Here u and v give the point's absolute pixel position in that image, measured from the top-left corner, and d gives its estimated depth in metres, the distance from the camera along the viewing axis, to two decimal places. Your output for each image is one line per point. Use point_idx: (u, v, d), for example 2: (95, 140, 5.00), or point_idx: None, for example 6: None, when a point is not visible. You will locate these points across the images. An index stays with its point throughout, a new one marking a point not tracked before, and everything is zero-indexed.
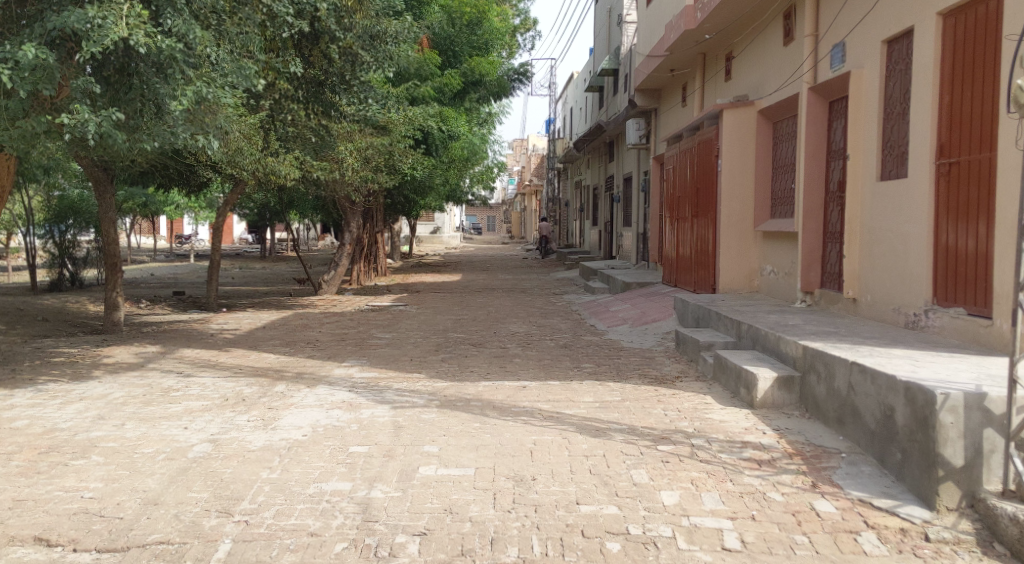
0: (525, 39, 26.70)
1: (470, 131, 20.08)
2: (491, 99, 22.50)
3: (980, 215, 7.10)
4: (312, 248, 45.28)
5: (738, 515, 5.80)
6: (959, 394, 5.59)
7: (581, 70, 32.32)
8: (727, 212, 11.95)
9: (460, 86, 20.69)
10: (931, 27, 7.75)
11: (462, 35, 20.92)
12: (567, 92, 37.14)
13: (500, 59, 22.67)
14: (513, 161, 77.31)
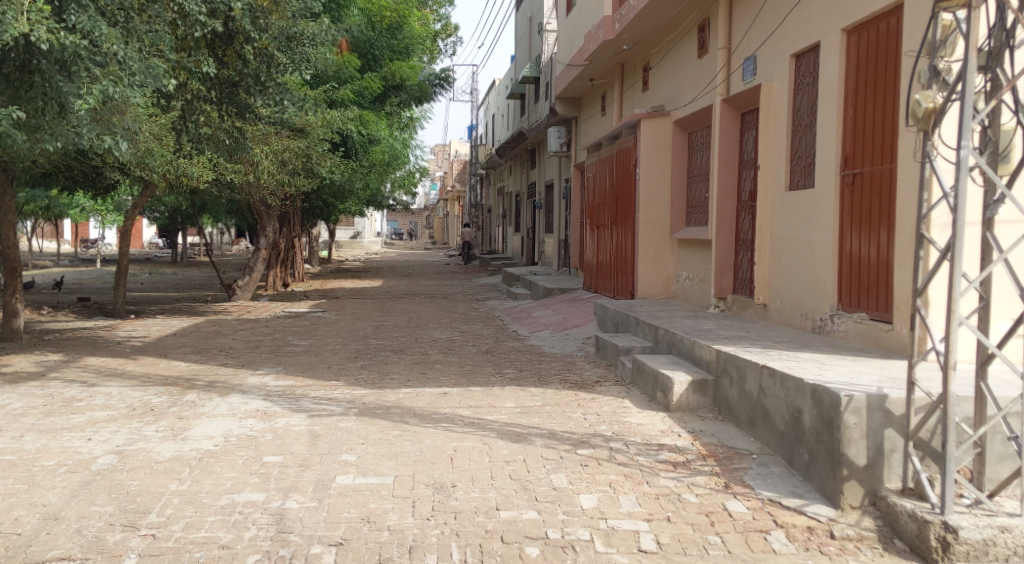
0: (446, 45, 26.73)
1: (390, 135, 20.10)
2: (412, 104, 22.43)
3: (881, 224, 7.37)
4: (226, 253, 44.48)
5: (654, 516, 5.92)
6: (862, 396, 5.80)
7: (502, 77, 32.50)
8: (645, 219, 12.16)
9: (381, 90, 20.63)
10: (837, 43, 8.04)
11: (382, 39, 20.90)
12: (489, 99, 37.31)
13: (420, 63, 22.64)
14: (437, 166, 77.17)
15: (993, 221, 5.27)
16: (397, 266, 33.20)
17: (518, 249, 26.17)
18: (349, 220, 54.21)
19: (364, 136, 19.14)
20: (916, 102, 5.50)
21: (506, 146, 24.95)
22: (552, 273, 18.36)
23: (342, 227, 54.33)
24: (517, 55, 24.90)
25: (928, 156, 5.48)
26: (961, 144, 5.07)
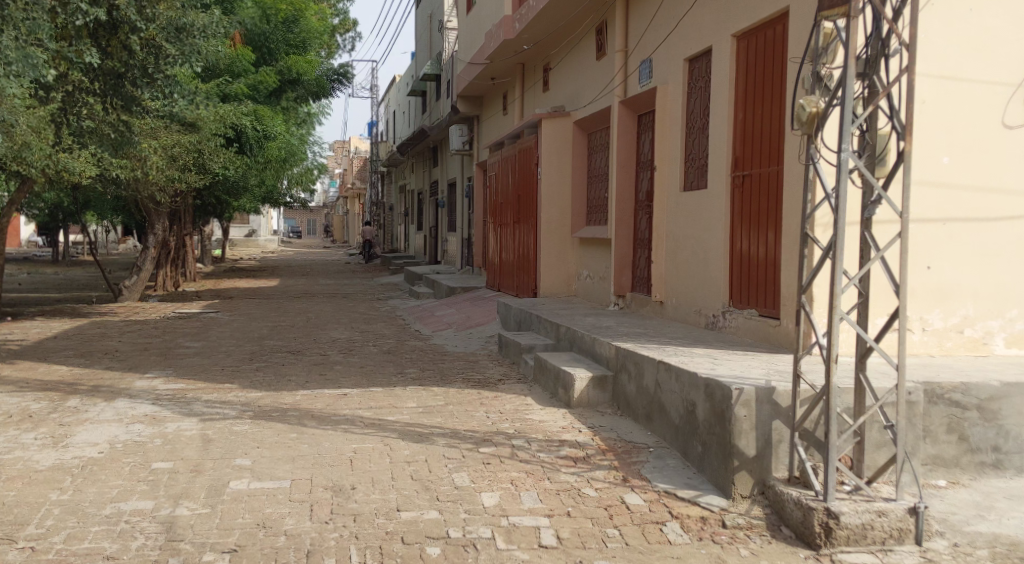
0: (344, 40, 26.43)
1: (287, 131, 19.69)
2: (310, 99, 22.07)
3: (769, 224, 7.62)
4: (111, 251, 43.07)
5: (555, 512, 5.99)
6: (752, 389, 5.97)
7: (403, 75, 32.30)
8: (546, 218, 12.27)
9: (276, 85, 20.35)
10: (728, 49, 8.28)
11: (277, 32, 20.54)
12: (388, 96, 37.08)
13: (319, 59, 22.33)
14: (335, 162, 76.11)
15: (871, 221, 5.51)
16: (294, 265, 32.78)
17: (421, 248, 26.08)
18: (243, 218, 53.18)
19: (259, 132, 18.84)
20: (800, 106, 5.68)
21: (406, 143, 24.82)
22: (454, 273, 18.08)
23: (236, 225, 53.02)
24: (417, 52, 24.83)
25: (813, 159, 5.66)
26: (841, 148, 5.25)
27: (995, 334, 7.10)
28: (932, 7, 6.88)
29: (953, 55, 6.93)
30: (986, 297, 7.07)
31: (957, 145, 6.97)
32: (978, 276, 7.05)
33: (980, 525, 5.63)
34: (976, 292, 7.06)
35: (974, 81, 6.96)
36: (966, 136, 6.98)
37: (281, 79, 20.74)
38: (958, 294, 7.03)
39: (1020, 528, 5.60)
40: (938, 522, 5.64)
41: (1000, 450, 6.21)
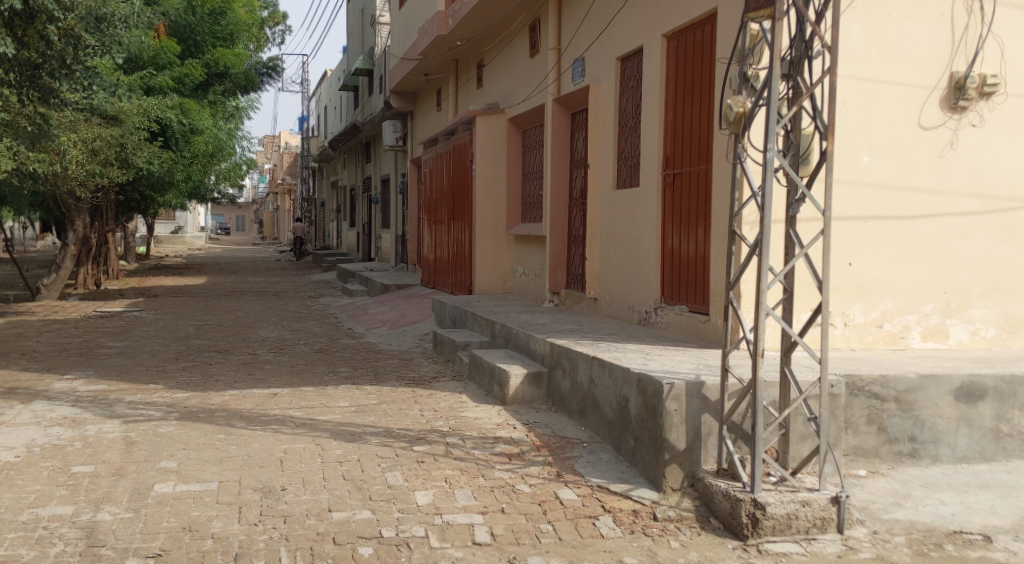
0: (274, 33, 26.06)
1: (214, 125, 19.40)
2: (237, 92, 21.80)
3: (698, 221, 7.71)
4: (28, 248, 41.79)
5: (489, 509, 5.98)
6: (682, 383, 6.03)
7: (335, 70, 31.97)
8: (481, 215, 12.25)
9: (202, 78, 19.99)
10: (658, 49, 8.36)
11: (203, 24, 20.14)
12: (319, 91, 36.67)
13: (246, 51, 22.10)
14: (265, 156, 74.86)
15: (795, 219, 5.61)
16: (222, 262, 32.19)
17: (354, 245, 25.84)
18: (171, 215, 52.10)
19: (185, 125, 18.50)
20: (728, 106, 5.74)
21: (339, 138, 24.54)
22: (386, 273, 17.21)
23: (161, 220, 51.63)
24: (349, 46, 24.57)
25: (739, 158, 5.73)
26: (767, 147, 5.33)
27: (913, 328, 7.28)
28: (853, 11, 7.02)
29: (873, 57, 7.08)
30: (904, 291, 7.26)
31: (877, 145, 7.14)
32: (896, 272, 7.23)
33: (897, 512, 5.78)
34: (894, 287, 7.23)
35: (893, 83, 7.12)
36: (886, 136, 7.14)
37: (208, 71, 20.41)
38: (878, 289, 7.20)
39: (935, 514, 5.76)
40: (858, 511, 5.78)
41: (916, 439, 6.38)
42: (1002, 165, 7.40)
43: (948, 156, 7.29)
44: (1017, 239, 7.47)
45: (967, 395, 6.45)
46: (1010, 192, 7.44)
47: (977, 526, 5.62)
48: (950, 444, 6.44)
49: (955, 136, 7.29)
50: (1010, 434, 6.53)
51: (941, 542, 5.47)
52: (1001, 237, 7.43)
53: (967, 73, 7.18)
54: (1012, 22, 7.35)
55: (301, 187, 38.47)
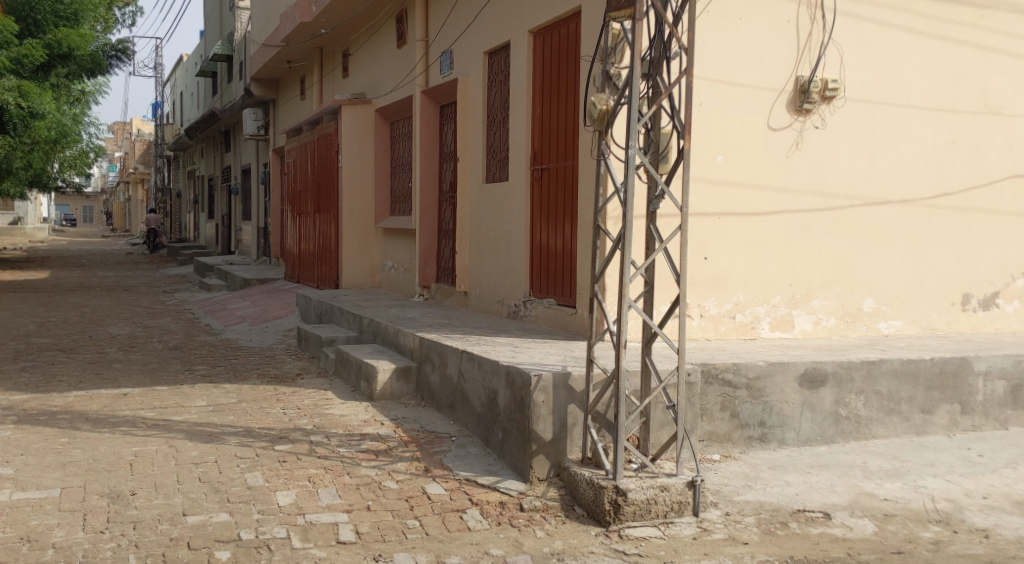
0: (124, 15, 24.88)
1: (55, 109, 18.41)
2: (82, 76, 20.74)
3: (566, 216, 7.74)
4: None
5: (354, 507, 5.82)
6: (549, 374, 6.02)
7: (190, 56, 30.78)
8: (348, 209, 12.00)
9: (43, 59, 18.91)
10: (524, 44, 8.34)
11: (44, 2, 19.05)
12: (174, 77, 35.27)
13: (92, 32, 21.04)
14: (114, 144, 71.38)
15: (656, 215, 5.70)
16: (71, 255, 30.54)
17: (213, 239, 24.98)
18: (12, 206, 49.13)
19: (24, 109, 17.47)
20: (592, 103, 5.74)
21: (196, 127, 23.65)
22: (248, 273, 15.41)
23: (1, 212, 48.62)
24: (206, 30, 23.68)
25: (603, 155, 5.74)
26: (629, 145, 5.35)
27: (762, 319, 7.49)
28: (707, 14, 7.16)
29: (728, 58, 7.25)
30: (755, 284, 7.46)
31: (730, 145, 7.31)
32: (747, 266, 7.43)
33: (748, 494, 5.94)
34: (745, 280, 7.43)
35: (745, 86, 7.32)
36: (738, 137, 7.33)
37: (50, 52, 19.33)
38: (730, 282, 7.38)
39: (782, 494, 5.95)
40: (711, 493, 5.91)
41: (765, 424, 6.58)
42: (843, 165, 7.70)
43: (794, 156, 7.54)
44: (855, 234, 7.78)
45: (810, 381, 6.68)
46: (850, 191, 7.74)
47: (818, 504, 5.83)
48: (796, 428, 6.67)
49: (800, 137, 7.53)
50: (848, 417, 6.81)
51: (786, 520, 5.63)
52: (840, 232, 7.72)
53: (810, 78, 7.42)
54: (851, 31, 7.64)
55: (155, 177, 36.91)
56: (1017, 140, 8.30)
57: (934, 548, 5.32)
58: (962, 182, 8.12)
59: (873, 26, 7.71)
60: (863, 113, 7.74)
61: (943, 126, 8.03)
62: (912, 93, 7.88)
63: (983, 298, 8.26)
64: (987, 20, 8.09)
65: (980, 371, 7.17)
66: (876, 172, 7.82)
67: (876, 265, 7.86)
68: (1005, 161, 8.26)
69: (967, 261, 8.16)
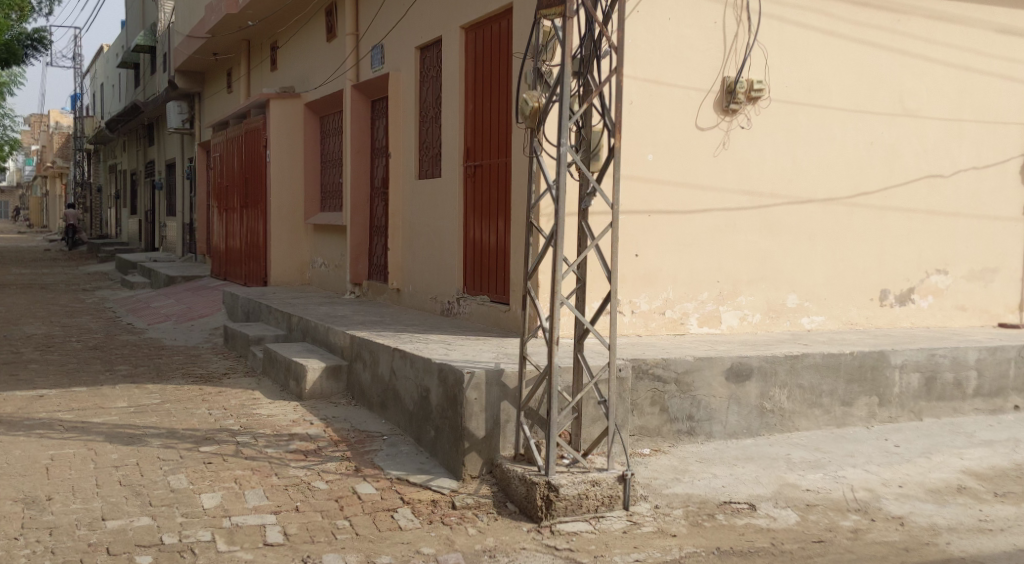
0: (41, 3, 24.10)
1: None
2: None
3: (499, 213, 7.71)
4: None
5: (282, 508, 5.70)
6: (482, 371, 5.98)
7: (110, 47, 29.98)
8: (277, 204, 11.79)
9: None
10: (456, 40, 8.28)
11: None
12: (94, 69, 34.32)
13: (7, 20, 20.32)
14: (31, 137, 69.21)
15: (588, 212, 5.68)
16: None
17: (136, 235, 24.36)
18: None
19: None
20: (523, 100, 5.69)
21: (118, 120, 23.04)
22: (171, 274, 14.68)
23: None
24: (128, 21, 23.07)
25: (535, 152, 5.72)
26: (560, 143, 5.32)
27: (691, 315, 7.56)
28: (636, 13, 7.19)
29: (657, 58, 7.29)
30: (684, 281, 7.52)
31: (659, 143, 7.36)
32: (677, 263, 7.49)
33: (676, 487, 5.98)
34: (675, 277, 7.48)
35: (672, 85, 7.37)
36: (667, 136, 7.39)
37: None
38: (660, 279, 7.42)
39: (709, 487, 6.00)
40: (641, 487, 5.93)
41: (693, 418, 6.64)
42: (769, 164, 7.80)
43: (722, 156, 7.61)
44: (780, 232, 7.89)
45: (736, 375, 6.75)
46: (775, 190, 7.85)
47: (744, 496, 5.90)
48: (723, 422, 6.74)
49: (727, 136, 7.61)
50: (772, 410, 6.90)
51: (713, 512, 5.69)
52: (765, 230, 7.82)
53: (737, 78, 7.50)
54: (775, 33, 7.74)
55: (74, 172, 35.86)
56: (932, 141, 8.48)
57: (853, 536, 5.43)
58: (879, 182, 8.28)
59: (796, 29, 7.82)
60: (788, 114, 7.86)
61: (863, 127, 8.18)
62: (834, 95, 8.02)
63: (899, 293, 8.43)
64: (904, 24, 8.27)
65: (897, 364, 7.33)
66: (800, 171, 7.93)
67: (800, 261, 7.97)
68: (921, 162, 8.44)
69: (884, 258, 8.32)
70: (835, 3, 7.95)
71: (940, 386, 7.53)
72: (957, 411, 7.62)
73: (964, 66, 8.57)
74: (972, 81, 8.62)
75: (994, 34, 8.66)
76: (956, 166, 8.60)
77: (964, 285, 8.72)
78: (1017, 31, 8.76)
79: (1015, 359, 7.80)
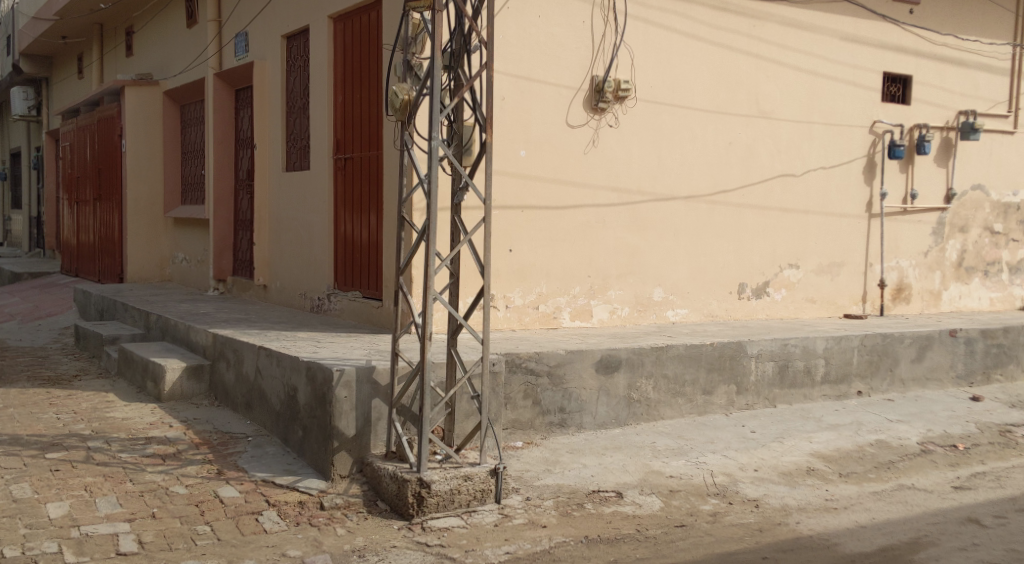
0: None
1: None
2: None
3: (370, 207, 7.56)
4: None
5: (137, 515, 5.42)
6: (352, 369, 5.83)
7: None
8: (134, 197, 11.25)
9: None
10: (324, 30, 8.06)
11: None
12: None
13: None
14: None
15: (460, 207, 5.62)
16: None
17: None
18: None
19: None
20: (394, 93, 5.59)
21: None
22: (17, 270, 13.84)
23: None
24: None
25: (407, 146, 5.61)
26: (432, 137, 5.23)
27: (563, 309, 7.60)
28: (506, 10, 7.17)
29: (527, 55, 7.30)
30: (557, 275, 7.55)
31: (531, 139, 7.38)
32: (549, 258, 7.51)
33: (547, 478, 5.99)
34: (547, 272, 7.51)
35: (542, 82, 7.40)
36: (539, 132, 7.41)
37: None
38: (534, 274, 7.44)
39: (578, 477, 6.04)
40: (512, 480, 5.91)
41: (564, 410, 6.67)
42: (636, 162, 7.92)
43: (591, 153, 7.69)
44: (647, 227, 8.02)
45: (605, 367, 6.82)
46: (643, 187, 7.98)
47: (611, 484, 5.97)
48: (592, 412, 6.80)
49: (596, 134, 7.69)
50: (639, 400, 7.02)
51: (582, 501, 5.73)
52: (633, 226, 7.94)
53: (605, 77, 7.61)
54: (640, 34, 7.85)
55: None
56: (785, 142, 8.80)
57: (712, 519, 5.56)
58: (738, 181, 8.52)
59: (660, 31, 7.96)
60: (653, 113, 7.99)
61: (725, 127, 8.41)
62: (696, 96, 8.22)
63: (756, 287, 8.70)
64: (760, 29, 8.54)
65: (754, 354, 7.55)
66: (666, 170, 8.09)
67: (665, 256, 8.12)
68: (775, 162, 8.73)
69: (743, 253, 8.57)
70: (697, 7, 8.13)
71: (791, 374, 7.81)
72: (808, 398, 7.92)
73: (815, 72, 8.92)
74: (822, 86, 8.98)
75: (840, 41, 9.04)
76: (806, 166, 8.94)
77: (815, 279, 9.07)
78: (861, 39, 9.17)
79: (860, 346, 8.15)
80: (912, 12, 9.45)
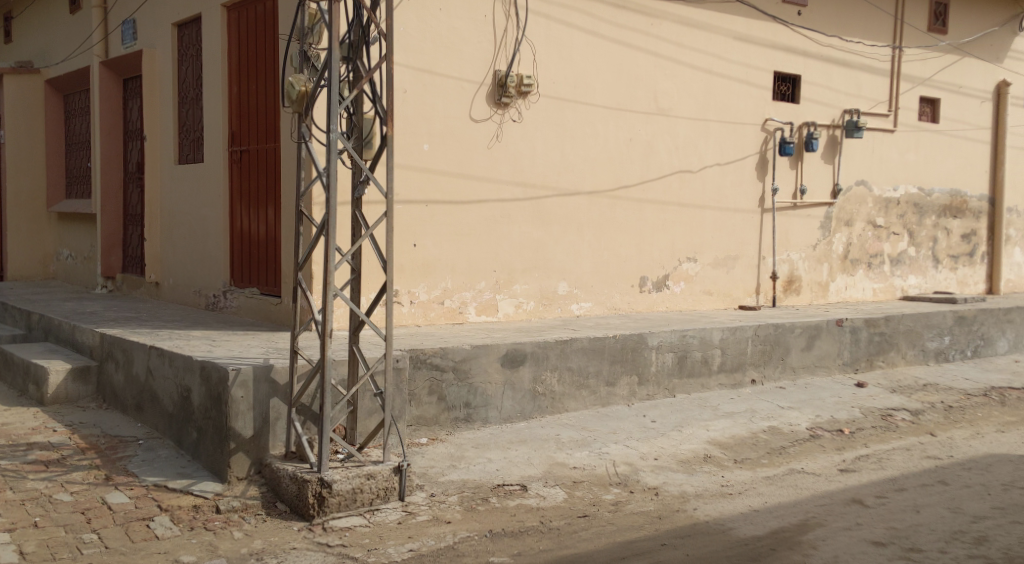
0: None
1: None
2: None
3: (267, 202, 7.36)
4: None
5: (17, 525, 5.14)
6: (248, 368, 5.67)
7: None
8: (13, 190, 10.63)
9: None
10: (217, 19, 7.80)
11: None
12: None
13: None
14: None
15: (361, 201, 5.51)
16: None
17: None
18: None
19: None
20: (290, 84, 5.44)
21: None
22: None
23: None
24: None
25: (304, 138, 5.47)
26: (330, 129, 5.11)
27: (468, 304, 7.56)
28: (405, 2, 7.08)
29: (428, 48, 7.22)
30: (461, 270, 7.51)
31: (434, 133, 7.31)
32: (454, 253, 7.46)
33: (452, 474, 5.94)
34: (452, 267, 7.46)
35: (444, 76, 7.34)
36: (441, 127, 7.34)
37: None
38: (437, 269, 7.38)
39: (483, 471, 6.01)
40: (416, 476, 5.85)
41: (470, 405, 6.64)
42: (539, 156, 7.93)
43: (495, 148, 7.67)
44: (550, 221, 8.04)
45: (510, 361, 6.81)
46: (546, 182, 8.00)
47: (515, 478, 5.96)
48: (497, 407, 6.79)
49: (499, 129, 7.68)
50: (544, 394, 7.03)
51: (486, 495, 5.70)
52: (536, 220, 7.95)
53: (507, 72, 7.59)
54: (542, 30, 7.87)
55: None
56: (683, 138, 8.95)
57: (614, 509, 5.61)
58: (637, 176, 8.62)
59: (561, 26, 7.99)
60: (555, 109, 8.02)
61: (625, 124, 8.50)
62: (597, 92, 8.28)
63: (656, 280, 8.83)
64: (657, 27, 8.66)
65: (653, 345, 7.66)
66: (568, 165, 8.13)
67: (568, 250, 8.16)
68: (673, 158, 8.87)
69: (643, 247, 8.68)
70: (597, 4, 8.19)
71: (690, 364, 7.94)
72: (705, 387, 8.07)
73: (710, 69, 9.10)
74: (717, 84, 9.16)
75: (734, 41, 9.24)
76: (702, 162, 9.11)
77: (711, 272, 9.26)
78: (754, 39, 9.40)
79: (753, 337, 8.36)
80: (800, 13, 9.74)
